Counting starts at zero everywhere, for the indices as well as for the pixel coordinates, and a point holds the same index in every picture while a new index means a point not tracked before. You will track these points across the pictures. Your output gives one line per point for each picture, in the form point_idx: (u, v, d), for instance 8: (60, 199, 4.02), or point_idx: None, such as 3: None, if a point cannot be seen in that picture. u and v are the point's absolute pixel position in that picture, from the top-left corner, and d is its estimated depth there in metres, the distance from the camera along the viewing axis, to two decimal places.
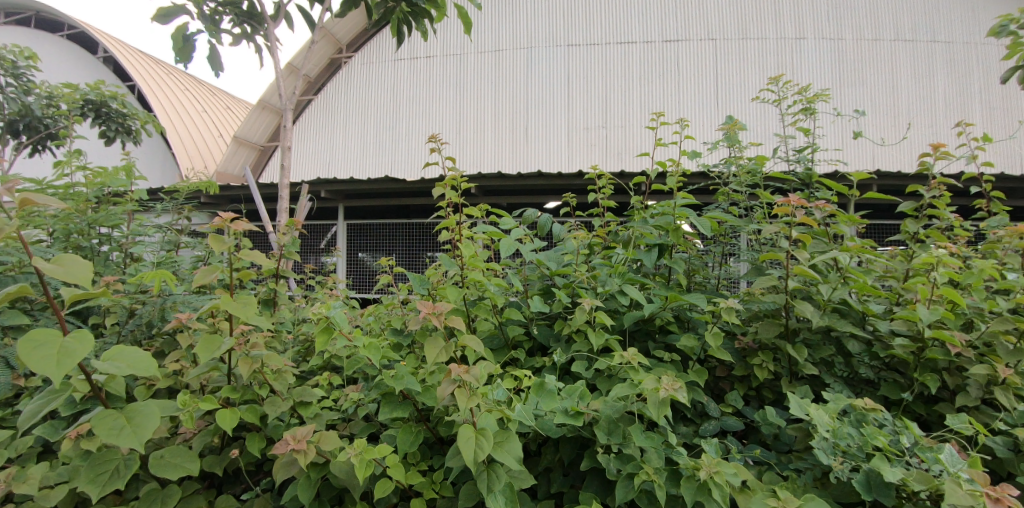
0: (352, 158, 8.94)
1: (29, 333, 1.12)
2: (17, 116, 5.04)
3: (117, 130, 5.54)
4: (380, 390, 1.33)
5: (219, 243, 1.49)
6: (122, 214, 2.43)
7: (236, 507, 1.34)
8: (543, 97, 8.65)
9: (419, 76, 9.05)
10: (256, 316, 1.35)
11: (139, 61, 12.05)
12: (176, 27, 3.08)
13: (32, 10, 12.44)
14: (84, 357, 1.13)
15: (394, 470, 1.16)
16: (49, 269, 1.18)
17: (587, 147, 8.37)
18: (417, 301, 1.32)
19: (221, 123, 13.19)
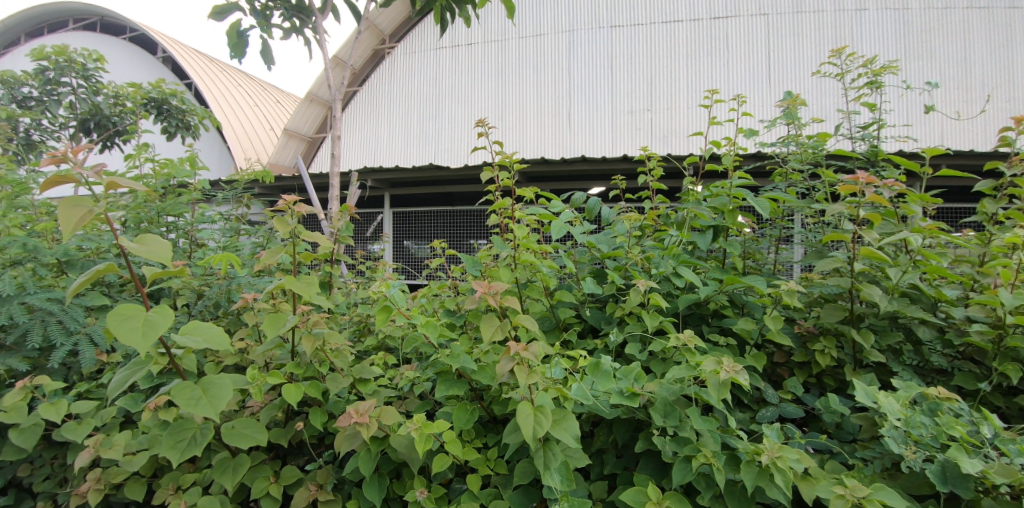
0: (396, 146, 9.08)
1: (118, 307, 1.20)
2: (88, 115, 5.39)
3: (177, 125, 5.79)
4: (436, 369, 1.35)
5: (282, 226, 1.58)
6: (188, 204, 2.56)
7: (300, 477, 1.40)
8: (586, 81, 8.51)
9: (460, 63, 9.04)
10: (318, 296, 1.40)
11: (194, 58, 12.50)
12: (230, 23, 3.19)
13: (97, 16, 12.99)
14: (166, 330, 1.20)
15: (451, 446, 1.18)
16: (134, 248, 1.25)
17: (632, 131, 8.22)
18: (473, 281, 1.32)
19: (271, 115, 13.56)
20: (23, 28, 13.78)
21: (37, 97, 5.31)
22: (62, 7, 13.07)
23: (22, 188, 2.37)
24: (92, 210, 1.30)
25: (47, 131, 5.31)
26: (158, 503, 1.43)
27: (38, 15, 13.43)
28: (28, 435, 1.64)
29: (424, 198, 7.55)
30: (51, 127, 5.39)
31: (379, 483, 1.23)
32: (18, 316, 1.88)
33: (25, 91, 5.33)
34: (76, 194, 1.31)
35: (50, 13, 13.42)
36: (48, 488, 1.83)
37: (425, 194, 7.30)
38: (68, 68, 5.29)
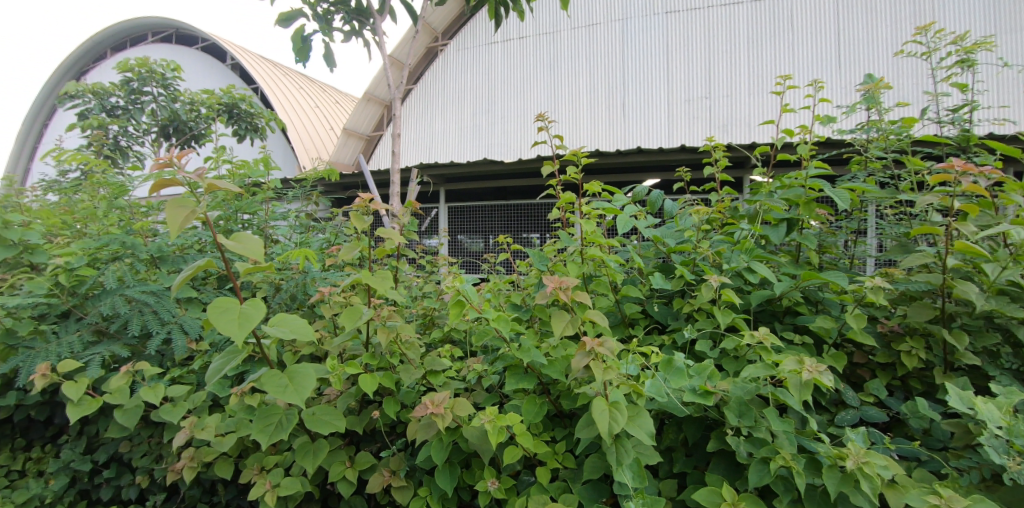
0: (451, 143, 9.19)
1: (217, 299, 1.28)
2: (168, 121, 5.84)
3: (246, 128, 6.13)
4: (506, 362, 1.36)
5: (361, 223, 1.66)
6: (263, 202, 2.71)
7: (374, 463, 1.46)
8: (640, 70, 8.28)
9: (512, 57, 9.01)
10: (392, 290, 1.45)
11: (260, 64, 13.05)
12: (295, 29, 3.33)
13: (172, 28, 13.75)
14: (259, 321, 1.27)
15: (522, 439, 1.19)
16: (231, 245, 1.33)
17: (689, 121, 7.93)
18: (544, 275, 1.32)
19: (330, 116, 14.00)
20: (108, 43, 14.73)
21: (124, 106, 5.85)
22: (141, 22, 13.88)
23: (120, 189, 2.58)
24: (194, 210, 1.39)
25: (132, 137, 5.85)
26: (245, 482, 1.52)
27: (120, 30, 14.30)
28: (130, 414, 1.78)
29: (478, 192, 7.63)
30: (136, 133, 5.92)
31: (450, 472, 1.26)
32: (120, 306, 2.05)
33: (113, 101, 5.87)
34: (179, 195, 1.41)
35: (131, 28, 14.25)
36: (146, 463, 2.00)
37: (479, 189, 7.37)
38: (150, 78, 5.75)
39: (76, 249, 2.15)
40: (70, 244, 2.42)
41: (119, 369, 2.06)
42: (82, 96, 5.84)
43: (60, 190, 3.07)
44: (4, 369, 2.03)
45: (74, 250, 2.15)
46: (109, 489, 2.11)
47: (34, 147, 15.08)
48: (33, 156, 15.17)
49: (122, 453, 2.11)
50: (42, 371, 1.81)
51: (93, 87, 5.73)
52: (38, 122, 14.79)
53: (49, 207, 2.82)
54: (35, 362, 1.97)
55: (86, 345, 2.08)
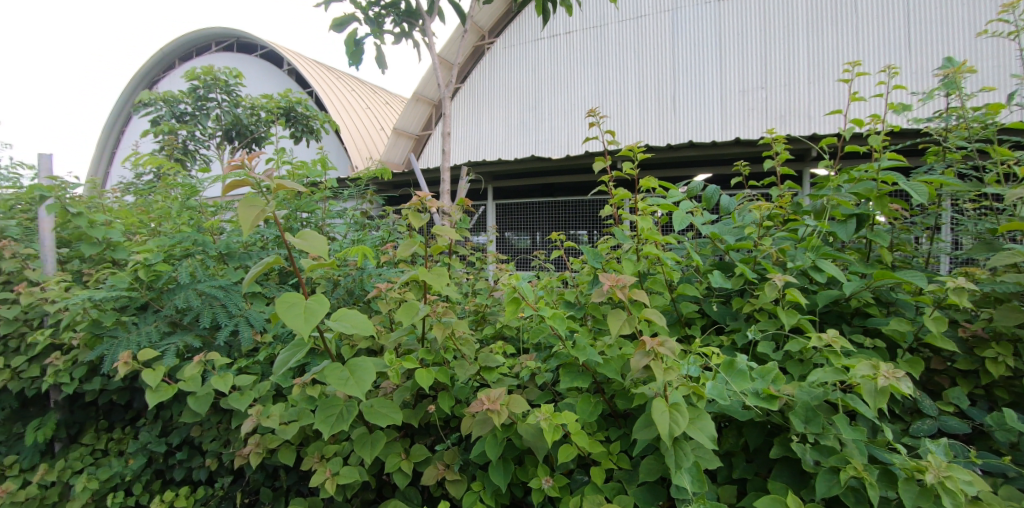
0: (498, 140, 9.18)
1: (283, 294, 1.33)
2: (231, 126, 6.40)
3: (302, 130, 6.44)
4: (560, 361, 1.35)
5: (417, 221, 1.70)
6: (320, 200, 2.80)
7: (428, 456, 1.48)
8: (691, 61, 7.99)
9: (560, 53, 8.92)
10: (447, 287, 1.47)
11: (315, 69, 13.45)
12: (348, 33, 3.42)
13: (234, 37, 14.39)
14: (323, 316, 1.31)
15: (577, 438, 1.18)
16: (297, 242, 1.38)
17: (744, 113, 7.61)
18: (601, 273, 1.30)
19: (381, 116, 14.29)
20: (176, 54, 15.56)
21: (191, 113, 6.36)
22: (205, 33, 14.58)
23: (191, 190, 2.74)
24: (263, 209, 1.46)
25: (200, 141, 6.36)
26: (306, 469, 1.57)
27: (187, 41, 15.08)
28: (202, 401, 1.87)
29: (524, 189, 7.57)
30: (202, 137, 6.41)
31: (504, 468, 1.26)
32: (192, 300, 2.18)
33: (182, 108, 6.38)
34: (250, 195, 1.48)
35: (196, 39, 15.00)
36: (216, 447, 2.11)
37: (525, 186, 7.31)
38: (215, 85, 6.28)
39: (153, 246, 2.29)
40: (146, 241, 2.59)
41: (192, 359, 2.17)
42: (154, 104, 6.34)
43: (137, 191, 3.29)
44: (91, 356, 2.20)
45: (151, 248, 2.29)
46: (182, 470, 2.23)
47: (112, 153, 16.16)
48: (111, 161, 16.27)
49: (194, 437, 2.24)
50: (124, 359, 1.93)
51: (164, 96, 6.24)
52: (115, 130, 15.83)
53: (126, 207, 3.03)
54: (118, 350, 2.12)
55: (162, 335, 2.22)
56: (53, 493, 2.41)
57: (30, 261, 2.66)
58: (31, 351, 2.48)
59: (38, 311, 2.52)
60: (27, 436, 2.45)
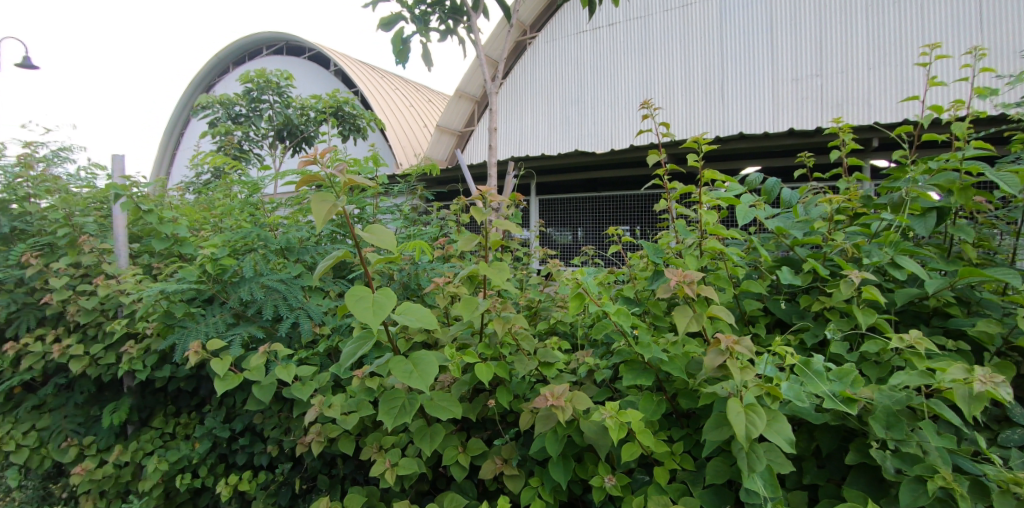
0: (540, 135, 9.07)
1: (352, 287, 1.35)
2: (283, 126, 6.77)
3: (350, 128, 6.74)
4: (622, 357, 1.32)
5: (479, 215, 1.70)
6: (372, 196, 2.85)
7: (485, 450, 1.48)
8: (740, 49, 7.58)
9: (603, 45, 8.65)
10: (508, 282, 1.46)
11: (360, 69, 13.68)
12: (396, 32, 3.46)
13: (283, 41, 14.84)
14: (391, 309, 1.32)
15: (642, 437, 1.15)
16: (366, 236, 1.41)
17: (798, 102, 7.16)
18: (667, 268, 1.26)
19: (424, 115, 14.42)
20: (230, 59, 16.16)
21: (246, 114, 6.78)
22: (256, 37, 15.05)
23: (253, 186, 2.85)
24: (334, 204, 1.49)
25: (253, 141, 6.75)
26: (366, 459, 1.61)
27: (240, 46, 15.63)
28: (266, 391, 1.94)
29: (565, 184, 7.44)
30: (256, 138, 6.80)
31: (564, 465, 1.24)
32: (257, 293, 2.26)
33: (237, 109, 6.82)
34: (321, 190, 1.51)
35: (248, 44, 15.52)
36: (277, 434, 2.19)
37: (570, 181, 7.19)
38: (267, 87, 6.68)
39: (219, 241, 2.37)
40: (209, 236, 2.71)
41: (256, 349, 2.25)
42: (212, 106, 6.82)
43: (197, 189, 3.43)
44: (164, 344, 2.30)
45: (218, 243, 2.39)
46: (244, 455, 2.32)
47: (172, 154, 16.98)
48: (172, 162, 17.10)
49: (256, 424, 2.32)
50: (194, 348, 2.02)
51: (221, 98, 6.72)
52: (175, 131, 16.64)
53: (189, 204, 3.17)
54: (188, 340, 2.21)
55: (227, 326, 2.31)
56: (128, 472, 2.56)
57: (104, 254, 2.84)
58: (108, 339, 2.64)
59: (112, 302, 2.68)
60: (103, 418, 2.60)
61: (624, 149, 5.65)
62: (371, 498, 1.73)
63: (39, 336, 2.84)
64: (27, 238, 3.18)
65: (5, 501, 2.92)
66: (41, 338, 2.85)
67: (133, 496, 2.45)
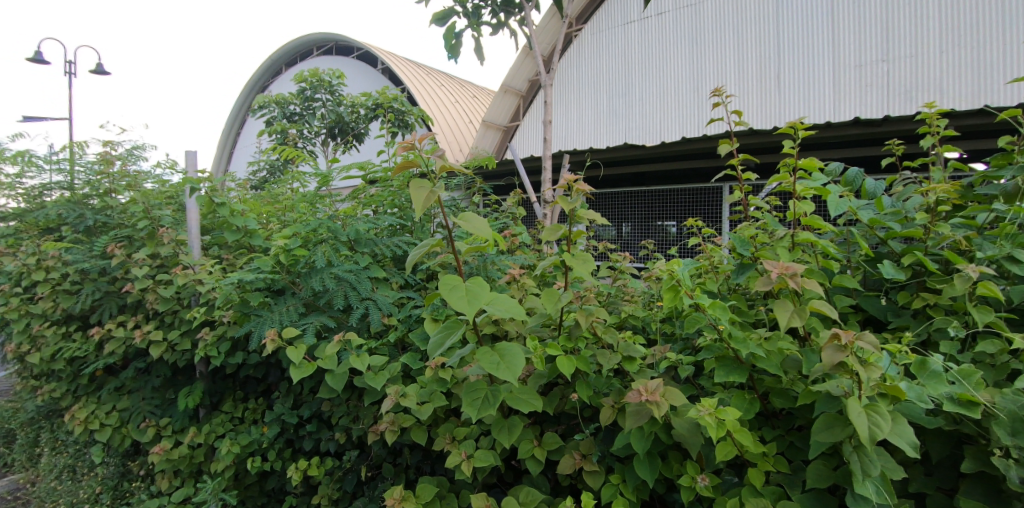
0: (576, 131, 8.33)
1: (442, 276, 1.34)
2: (334, 124, 6.98)
3: (400, 124, 6.83)
4: (712, 352, 1.28)
5: (567, 205, 1.61)
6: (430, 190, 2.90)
7: (560, 444, 1.45)
8: (799, 33, 6.63)
9: (650, 34, 7.71)
10: (593, 274, 1.44)
11: (406, 66, 13.84)
12: (448, 26, 3.47)
13: (333, 41, 15.23)
14: (483, 300, 1.31)
15: (741, 437, 1.11)
16: (462, 224, 1.42)
17: (862, 90, 6.23)
18: (767, 259, 1.20)
19: (470, 111, 14.46)
20: (283, 60, 16.69)
21: (300, 113, 7.05)
22: (308, 39, 15.48)
23: (321, 178, 2.87)
24: (431, 190, 1.58)
25: (308, 138, 6.95)
26: (439, 449, 1.63)
27: (292, 48, 16.12)
28: (339, 379, 1.97)
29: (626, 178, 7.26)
30: (310, 135, 7.00)
31: (650, 463, 1.21)
32: (329, 282, 2.31)
33: (291, 108, 7.09)
34: (420, 178, 1.60)
35: (299, 45, 16.01)
36: (346, 422, 2.23)
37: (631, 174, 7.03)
38: (320, 86, 6.94)
39: (292, 232, 2.43)
40: (278, 229, 2.80)
41: (327, 337, 2.30)
42: (268, 106, 7.15)
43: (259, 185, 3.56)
44: (240, 331, 2.39)
45: (290, 234, 2.45)
46: (312, 441, 2.37)
47: (231, 151, 17.79)
48: (231, 158, 17.92)
49: (324, 412, 2.37)
50: (271, 336, 2.09)
51: (277, 98, 7.00)
52: (234, 130, 17.40)
53: (253, 197, 3.29)
54: (263, 327, 2.27)
55: (300, 315, 2.37)
56: (201, 453, 2.67)
57: (178, 244, 2.98)
58: (184, 326, 2.77)
59: (187, 291, 2.80)
60: (179, 402, 2.73)
61: (681, 141, 5.52)
62: (441, 489, 1.74)
63: (120, 323, 3.00)
64: (109, 230, 3.38)
65: (89, 476, 3.11)
66: (122, 324, 3.02)
67: (207, 476, 2.56)
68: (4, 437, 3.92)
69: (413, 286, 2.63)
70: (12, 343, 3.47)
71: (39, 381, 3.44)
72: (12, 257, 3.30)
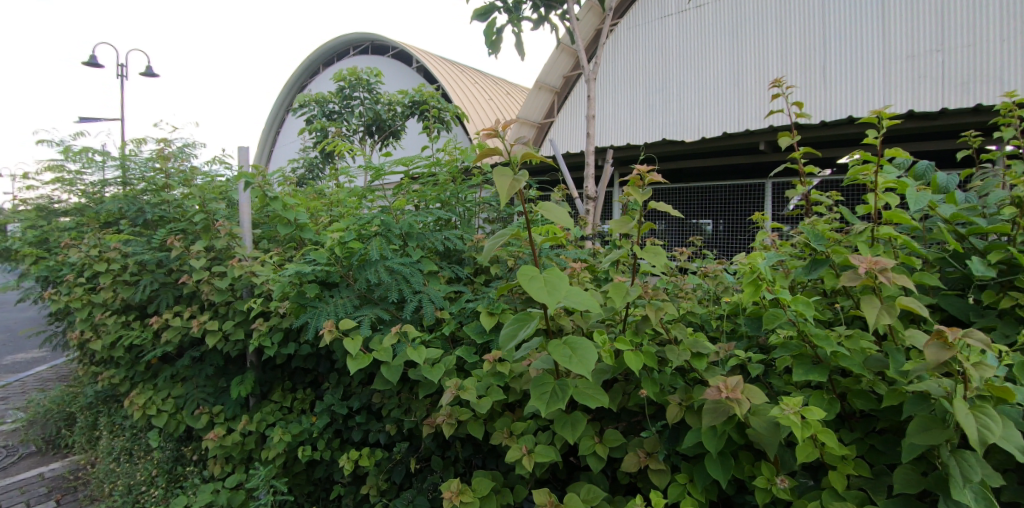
0: (612, 128, 8.11)
1: (520, 267, 1.34)
2: (372, 121, 7.09)
3: (438, 121, 6.87)
4: (789, 351, 1.31)
5: (640, 196, 1.61)
6: (475, 185, 2.93)
7: (620, 441, 1.42)
8: (846, 24, 6.36)
9: (688, 27, 7.50)
10: (665, 267, 1.47)
11: (441, 65, 13.93)
12: (489, 22, 3.47)
13: (369, 41, 15.48)
14: (562, 292, 1.31)
15: (826, 438, 1.14)
16: (545, 215, 1.49)
17: (914, 81, 5.92)
18: (854, 254, 1.22)
19: (504, 108, 14.45)
20: (321, 60, 17.05)
21: (339, 111, 7.16)
22: (344, 39, 15.74)
23: (377, 171, 2.81)
24: (513, 179, 1.57)
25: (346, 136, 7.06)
26: (497, 443, 1.64)
27: (329, 48, 16.42)
28: (394, 371, 1.98)
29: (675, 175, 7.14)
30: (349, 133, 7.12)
31: (723, 463, 1.23)
32: (384, 275, 2.34)
33: (330, 107, 7.21)
34: (501, 166, 1.59)
35: (336, 45, 16.29)
36: (398, 414, 2.24)
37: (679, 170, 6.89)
38: (358, 85, 7.07)
39: (347, 225, 2.46)
40: (328, 223, 2.86)
41: (382, 330, 2.32)
42: (308, 105, 7.28)
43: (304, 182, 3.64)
44: (296, 321, 2.42)
45: (344, 227, 2.49)
46: (361, 431, 2.41)
47: (271, 150, 18.33)
48: (271, 156, 18.43)
49: (374, 403, 2.41)
50: (328, 327, 2.13)
51: (317, 97, 7.13)
52: (274, 129, 17.91)
53: (299, 192, 3.35)
54: (320, 319, 2.30)
55: (354, 307, 2.39)
56: (252, 440, 2.74)
57: (231, 237, 3.07)
58: (239, 316, 2.84)
59: (241, 282, 2.86)
60: (231, 390, 2.80)
61: (721, 137, 5.41)
62: (497, 482, 1.74)
63: (176, 313, 3.11)
64: (164, 224, 3.51)
65: (145, 459, 3.23)
66: (178, 314, 3.13)
67: (258, 463, 2.61)
68: (64, 420, 4.11)
69: (461, 280, 2.65)
70: (75, 331, 3.63)
71: (99, 368, 3.61)
72: (75, 249, 3.45)
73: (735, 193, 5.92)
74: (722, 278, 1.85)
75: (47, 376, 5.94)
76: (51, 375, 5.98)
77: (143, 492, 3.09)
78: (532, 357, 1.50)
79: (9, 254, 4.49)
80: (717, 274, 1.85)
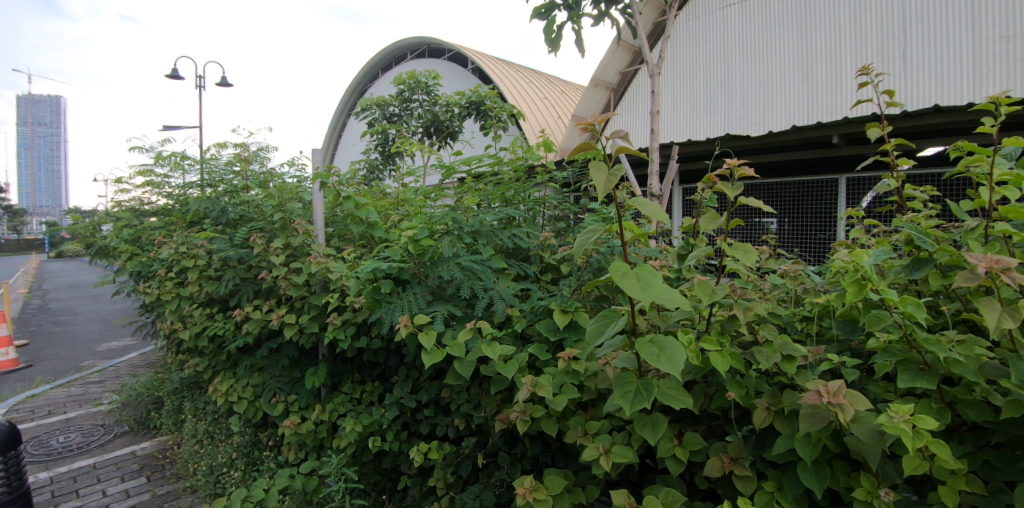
0: (674, 124, 7.85)
1: (613, 263, 1.34)
2: (431, 123, 7.22)
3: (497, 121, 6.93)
4: (892, 356, 1.25)
5: (730, 191, 1.56)
6: (539, 183, 2.93)
7: (703, 445, 1.39)
8: (929, 5, 5.91)
9: (752, 16, 7.17)
10: (756, 266, 1.43)
11: (497, 65, 14.02)
12: (549, 20, 3.46)
13: (425, 44, 15.80)
14: (657, 289, 1.29)
15: (937, 449, 1.08)
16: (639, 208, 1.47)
17: (1009, 64, 5.46)
18: (973, 253, 1.14)
19: (560, 106, 14.42)
20: (380, 65, 17.56)
21: (399, 113, 7.34)
22: (402, 44, 16.14)
23: (445, 170, 2.84)
24: (608, 172, 1.55)
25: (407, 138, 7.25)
26: (571, 442, 1.63)
27: (388, 53, 16.88)
28: (467, 367, 2.00)
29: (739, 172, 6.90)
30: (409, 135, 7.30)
31: (819, 472, 1.19)
32: (456, 272, 2.38)
33: (391, 109, 7.39)
34: (596, 159, 1.58)
35: (394, 50, 16.72)
36: (468, 409, 2.27)
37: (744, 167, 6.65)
38: (416, 88, 7.25)
39: (420, 223, 2.50)
40: (397, 222, 2.93)
41: (454, 326, 2.36)
42: (370, 108, 7.48)
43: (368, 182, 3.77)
44: (371, 316, 2.48)
45: (417, 225, 2.52)
46: (429, 425, 2.45)
47: (334, 152, 19.07)
48: (335, 158, 19.17)
49: (443, 397, 2.45)
50: (404, 322, 2.16)
51: (378, 101, 7.33)
52: (337, 132, 18.61)
53: (366, 191, 3.45)
54: (395, 313, 2.34)
55: (427, 302, 2.43)
56: (325, 429, 2.85)
57: (306, 235, 3.18)
58: (315, 310, 2.95)
59: (316, 278, 2.96)
60: (307, 381, 2.92)
61: (789, 132, 5.18)
62: (569, 482, 1.73)
63: (255, 306, 3.27)
64: (242, 224, 3.71)
65: (225, 443, 3.43)
66: (258, 308, 3.29)
67: (332, 451, 2.72)
68: (153, 403, 4.42)
69: (529, 277, 2.65)
70: (164, 322, 3.90)
71: (185, 357, 3.87)
72: (165, 246, 3.71)
73: (801, 190, 5.65)
74: (802, 279, 1.75)
75: (137, 363, 6.45)
76: (141, 361, 6.48)
77: (224, 473, 3.27)
78: (612, 355, 1.49)
79: (104, 253, 4.88)
80: (797, 274, 1.77)
